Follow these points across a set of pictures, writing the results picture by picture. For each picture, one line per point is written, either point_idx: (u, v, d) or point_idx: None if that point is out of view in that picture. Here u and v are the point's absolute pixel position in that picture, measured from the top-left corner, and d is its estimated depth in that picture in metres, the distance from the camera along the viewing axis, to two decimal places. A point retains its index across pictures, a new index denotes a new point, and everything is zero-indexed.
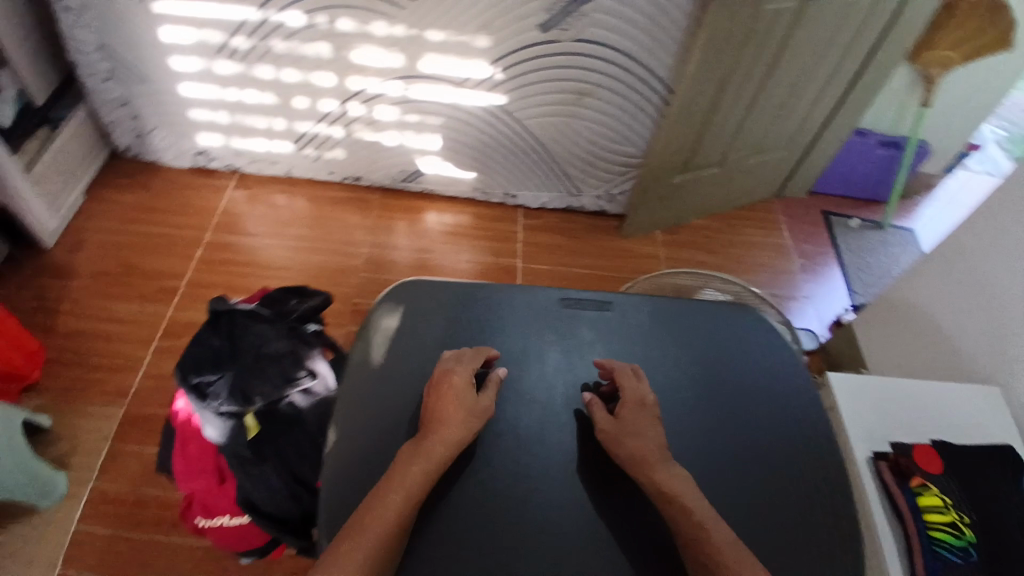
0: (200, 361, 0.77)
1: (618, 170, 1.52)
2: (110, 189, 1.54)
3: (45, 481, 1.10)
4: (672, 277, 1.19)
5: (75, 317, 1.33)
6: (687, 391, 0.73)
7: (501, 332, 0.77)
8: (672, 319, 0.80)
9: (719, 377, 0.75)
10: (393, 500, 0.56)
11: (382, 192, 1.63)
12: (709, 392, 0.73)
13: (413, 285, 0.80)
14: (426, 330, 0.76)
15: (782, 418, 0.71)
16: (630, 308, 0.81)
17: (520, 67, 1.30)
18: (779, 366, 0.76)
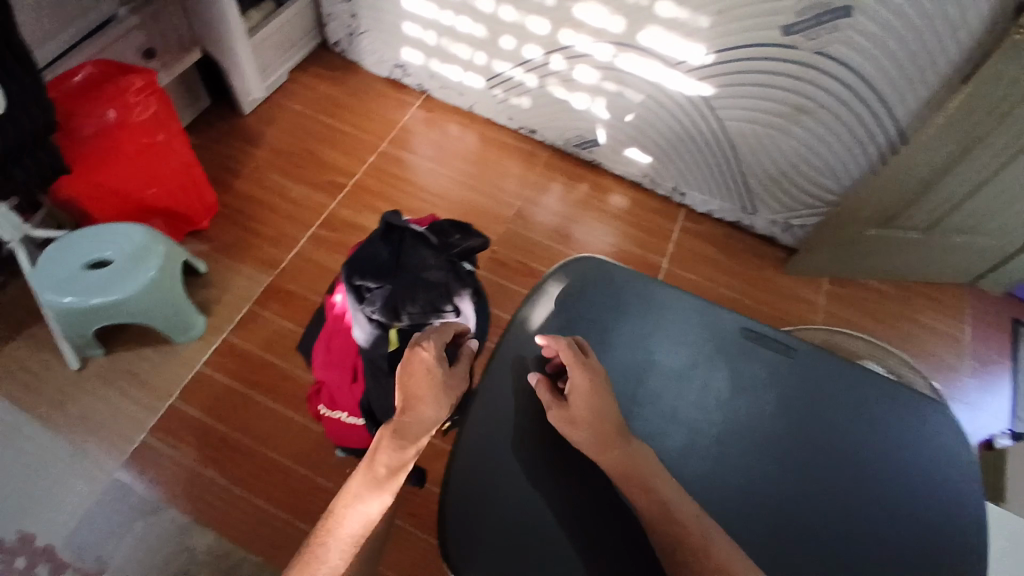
0: (367, 266, 0.82)
1: (804, 201, 1.40)
2: (312, 75, 1.63)
3: (187, 320, 1.22)
4: (830, 336, 1.08)
5: (252, 182, 1.44)
6: (843, 476, 0.67)
7: (668, 341, 0.73)
8: (859, 393, 0.70)
9: (883, 476, 0.67)
10: (382, 470, 0.61)
11: (551, 150, 1.61)
12: (866, 488, 0.66)
13: (593, 264, 0.76)
14: (596, 312, 0.74)
15: (934, 547, 0.64)
16: (816, 364, 0.72)
17: (746, 66, 1.21)
18: (960, 491, 0.66)
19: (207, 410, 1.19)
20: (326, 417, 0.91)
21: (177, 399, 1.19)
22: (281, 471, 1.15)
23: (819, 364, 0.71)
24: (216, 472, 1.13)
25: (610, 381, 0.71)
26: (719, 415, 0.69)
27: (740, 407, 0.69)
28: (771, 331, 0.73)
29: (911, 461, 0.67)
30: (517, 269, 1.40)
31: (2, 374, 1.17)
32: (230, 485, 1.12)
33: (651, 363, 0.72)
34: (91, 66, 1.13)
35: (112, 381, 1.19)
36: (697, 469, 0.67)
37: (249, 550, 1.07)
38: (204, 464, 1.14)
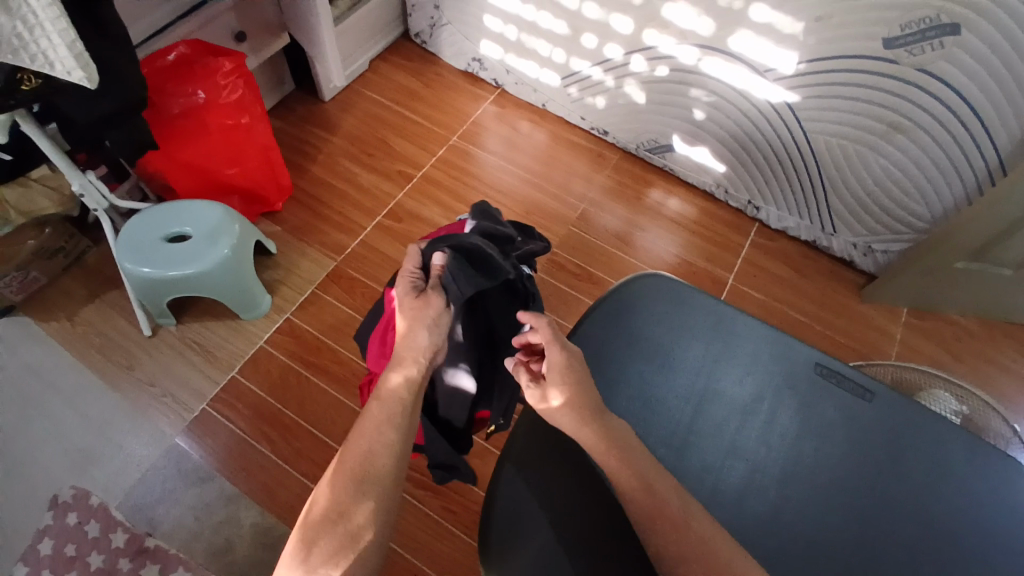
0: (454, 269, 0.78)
1: (890, 224, 1.31)
2: (390, 65, 1.65)
3: (255, 297, 1.26)
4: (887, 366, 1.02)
5: (325, 167, 1.47)
6: (917, 538, 0.61)
7: (731, 370, 0.69)
8: (943, 448, 0.64)
9: (964, 544, 0.60)
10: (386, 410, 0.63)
11: (622, 153, 1.57)
12: (943, 554, 0.60)
13: (659, 282, 0.73)
14: (658, 334, 0.71)
15: None
16: (896, 412, 0.66)
17: (836, 78, 1.14)
18: None
19: (265, 385, 1.23)
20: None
21: (238, 373, 1.24)
22: (330, 453, 1.17)
23: (901, 414, 0.66)
24: (267, 448, 1.17)
25: (669, 408, 0.68)
26: (782, 454, 0.65)
27: (806, 448, 0.65)
28: (849, 370, 0.68)
29: (999, 535, 0.61)
30: (576, 274, 1.38)
31: (84, 333, 1.26)
32: (280, 461, 1.16)
33: (718, 391, 0.69)
34: (183, 45, 1.18)
35: (181, 349, 1.25)
36: (755, 510, 0.63)
37: (293, 526, 1.11)
38: (258, 437, 1.18)
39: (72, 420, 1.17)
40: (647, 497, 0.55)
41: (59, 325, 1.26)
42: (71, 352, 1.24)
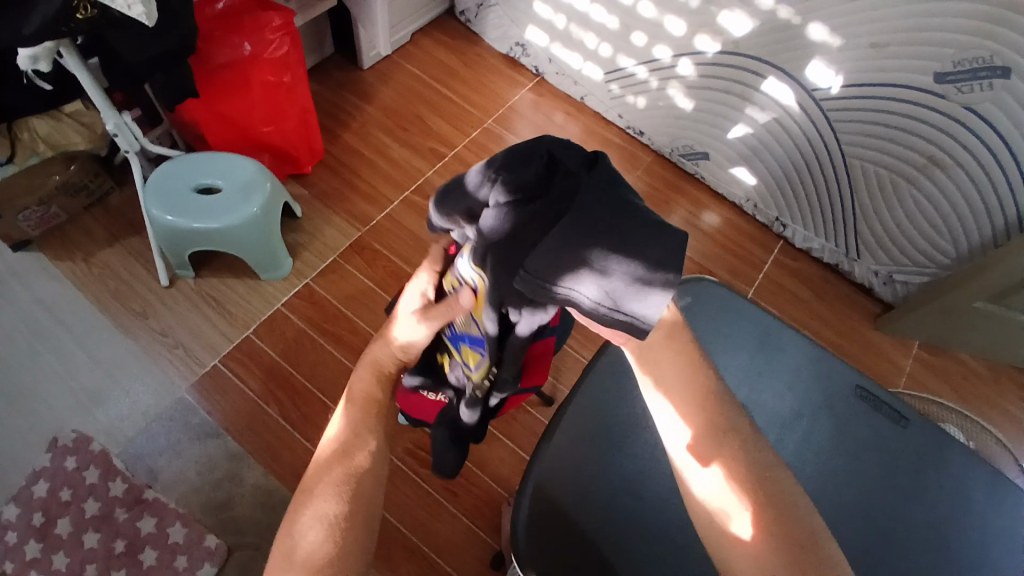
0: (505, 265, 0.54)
1: (913, 256, 1.32)
2: (432, 39, 1.63)
3: (278, 258, 1.25)
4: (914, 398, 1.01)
5: (356, 136, 1.45)
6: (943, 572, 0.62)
7: (771, 386, 0.70)
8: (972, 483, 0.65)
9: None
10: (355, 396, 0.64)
11: (654, 156, 1.57)
12: None
13: (706, 288, 0.73)
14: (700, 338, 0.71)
15: None
16: (928, 442, 0.67)
17: (883, 107, 1.15)
18: None
19: (278, 349, 1.22)
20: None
21: (252, 333, 1.23)
22: None
23: (933, 446, 0.67)
24: (275, 411, 1.17)
25: None
26: (815, 474, 0.66)
27: (839, 471, 0.66)
28: (887, 395, 0.69)
29: (1019, 573, 0.62)
30: None
31: (100, 276, 1.24)
32: (287, 426, 1.16)
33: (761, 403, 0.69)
34: None
35: (196, 301, 1.24)
36: None
37: (294, 491, 1.11)
38: (267, 399, 1.17)
39: (79, 361, 1.16)
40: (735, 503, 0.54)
41: (74, 265, 1.25)
42: (84, 294, 1.22)
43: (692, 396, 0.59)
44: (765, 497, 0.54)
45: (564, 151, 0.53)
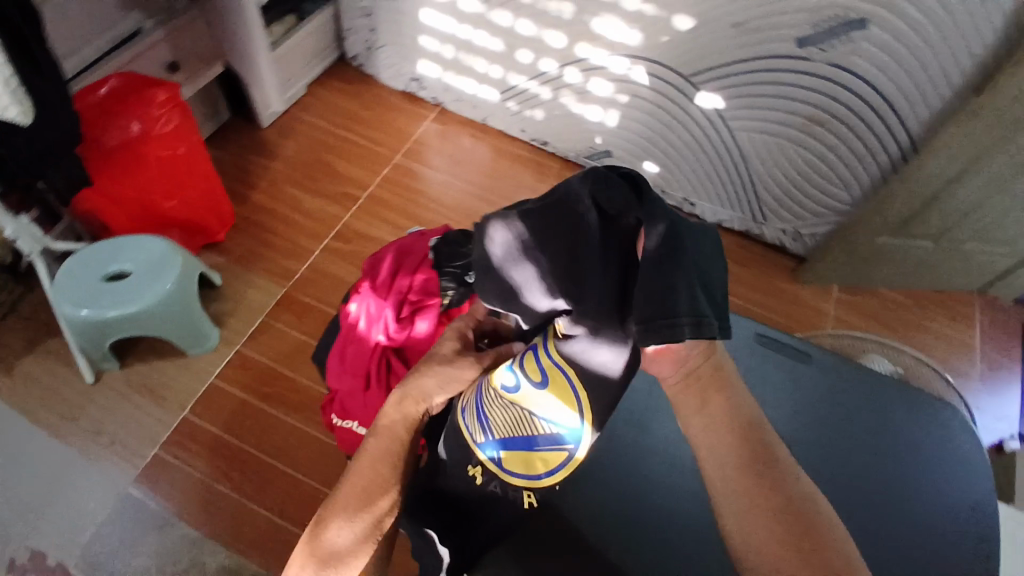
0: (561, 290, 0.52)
1: (814, 210, 1.41)
2: (328, 88, 1.65)
3: (203, 330, 1.23)
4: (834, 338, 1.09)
5: (267, 196, 1.45)
6: None
7: None
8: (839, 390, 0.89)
9: None
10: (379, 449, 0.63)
11: (563, 162, 1.62)
12: None
13: None
14: None
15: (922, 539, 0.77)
16: None
17: (756, 79, 1.24)
18: (930, 473, 0.82)
19: (221, 423, 1.19)
20: (337, 427, 0.86)
21: (191, 412, 1.19)
22: (296, 483, 1.14)
23: None
24: (228, 487, 1.13)
25: None
26: None
27: None
28: None
29: None
30: None
31: (18, 387, 1.18)
32: (242, 499, 1.12)
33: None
34: (115, 78, 1.13)
35: (129, 390, 1.20)
36: None
37: (262, 565, 1.07)
38: (217, 477, 1.14)
39: (9, 479, 1.10)
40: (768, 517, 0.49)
41: None
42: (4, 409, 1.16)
43: (727, 431, 0.52)
44: (802, 539, 0.48)
45: (606, 198, 0.49)
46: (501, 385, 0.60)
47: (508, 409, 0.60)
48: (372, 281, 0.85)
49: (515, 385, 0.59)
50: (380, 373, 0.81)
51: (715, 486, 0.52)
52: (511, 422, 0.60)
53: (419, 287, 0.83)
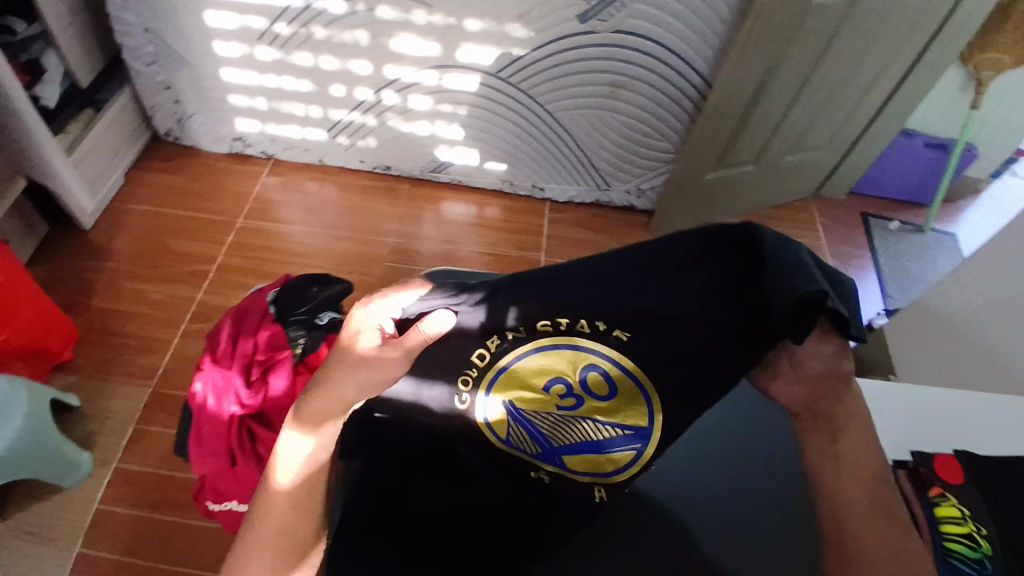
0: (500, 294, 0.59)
1: (648, 164, 1.51)
2: (149, 171, 1.57)
3: (71, 458, 1.13)
4: None
5: (109, 298, 1.36)
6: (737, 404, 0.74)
7: None
8: None
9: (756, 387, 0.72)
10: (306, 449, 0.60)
11: (410, 181, 1.63)
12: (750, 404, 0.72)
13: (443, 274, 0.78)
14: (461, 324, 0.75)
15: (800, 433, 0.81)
16: None
17: (556, 61, 1.31)
18: None
19: (115, 549, 1.10)
20: (218, 514, 0.81)
21: (78, 549, 1.10)
22: None
23: None
24: None
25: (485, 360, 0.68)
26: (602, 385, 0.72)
27: None
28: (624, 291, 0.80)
29: None
30: None
31: None
32: None
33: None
34: None
35: (5, 546, 1.08)
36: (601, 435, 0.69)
37: None
38: None
39: None
40: (865, 506, 0.58)
41: None
42: None
43: (864, 447, 0.60)
44: (883, 516, 0.57)
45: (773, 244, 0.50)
46: (556, 404, 0.63)
47: (566, 421, 0.64)
48: (214, 353, 0.81)
49: (578, 400, 0.62)
50: (244, 442, 0.77)
51: (833, 483, 0.59)
52: (576, 434, 0.64)
53: (264, 343, 0.81)
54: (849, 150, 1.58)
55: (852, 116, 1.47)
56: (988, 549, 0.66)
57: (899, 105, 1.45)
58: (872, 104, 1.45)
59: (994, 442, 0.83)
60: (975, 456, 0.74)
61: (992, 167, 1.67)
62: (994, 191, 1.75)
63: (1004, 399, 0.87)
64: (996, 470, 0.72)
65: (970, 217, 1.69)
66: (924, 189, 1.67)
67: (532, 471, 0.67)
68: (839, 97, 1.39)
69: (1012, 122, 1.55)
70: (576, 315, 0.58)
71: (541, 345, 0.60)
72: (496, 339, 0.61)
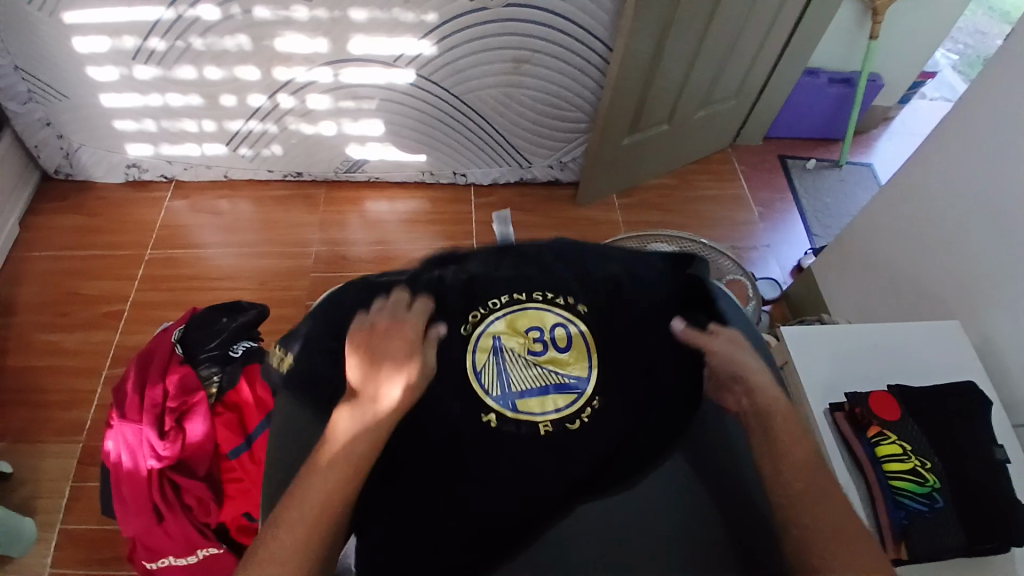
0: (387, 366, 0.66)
1: (564, 136, 1.50)
2: (44, 214, 1.47)
3: (15, 526, 1.02)
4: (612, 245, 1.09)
5: (20, 355, 1.26)
6: None
7: None
8: None
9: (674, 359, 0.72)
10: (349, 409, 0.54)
11: (327, 185, 1.57)
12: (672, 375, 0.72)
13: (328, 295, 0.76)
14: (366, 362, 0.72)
15: None
16: None
17: (453, 43, 1.27)
18: None
19: None
20: (158, 570, 0.79)
21: None
22: None
23: None
24: None
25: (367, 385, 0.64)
26: None
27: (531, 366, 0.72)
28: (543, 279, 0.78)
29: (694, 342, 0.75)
30: None
31: None
32: None
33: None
34: None
35: None
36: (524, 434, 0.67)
37: None
38: None
39: None
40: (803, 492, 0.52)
41: None
42: None
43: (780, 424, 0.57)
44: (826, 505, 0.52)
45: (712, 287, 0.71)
46: (526, 350, 0.62)
47: (533, 365, 0.61)
48: (121, 408, 0.77)
49: (545, 348, 0.62)
50: (169, 498, 0.75)
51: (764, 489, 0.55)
52: (532, 380, 0.60)
53: (174, 388, 0.77)
54: (758, 96, 1.60)
55: (755, 63, 1.49)
56: (934, 483, 0.71)
57: (798, 45, 1.47)
58: (771, 48, 1.46)
59: (915, 371, 0.86)
60: (905, 389, 0.79)
61: (897, 95, 1.72)
62: (903, 117, 1.81)
63: (920, 327, 0.92)
64: (926, 398, 0.78)
65: (883, 145, 1.74)
66: (836, 125, 1.71)
67: (482, 414, 0.58)
68: (739, 45, 1.40)
69: (908, 49, 1.59)
70: (559, 290, 0.65)
71: (523, 307, 0.63)
72: (476, 310, 0.62)
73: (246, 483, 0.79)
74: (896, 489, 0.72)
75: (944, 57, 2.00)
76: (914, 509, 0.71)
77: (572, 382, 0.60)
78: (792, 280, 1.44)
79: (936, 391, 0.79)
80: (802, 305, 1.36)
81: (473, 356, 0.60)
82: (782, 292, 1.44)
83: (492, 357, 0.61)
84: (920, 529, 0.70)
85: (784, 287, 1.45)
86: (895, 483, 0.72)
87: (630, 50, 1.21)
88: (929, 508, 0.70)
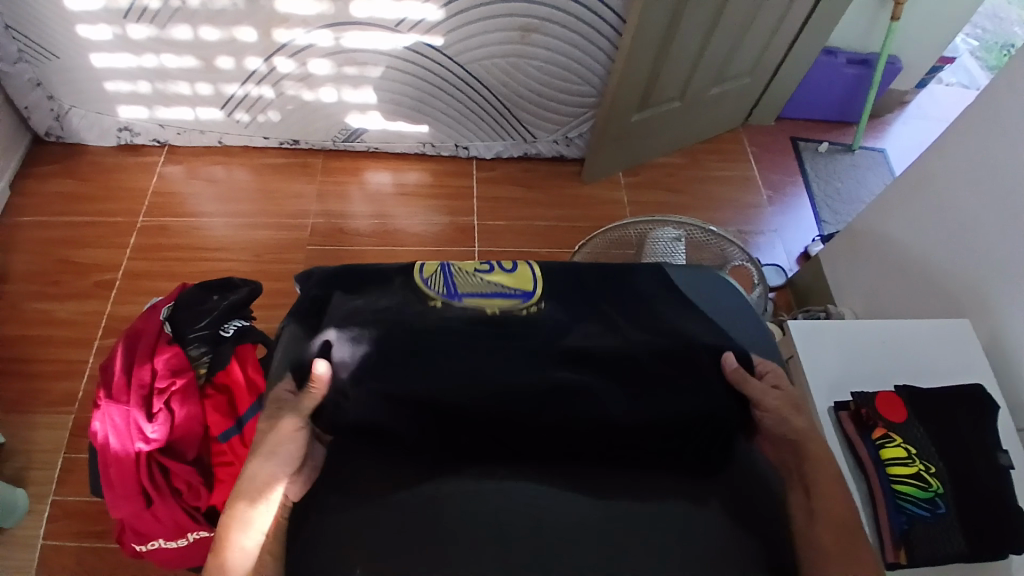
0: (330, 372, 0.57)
1: (570, 111, 1.45)
2: (34, 178, 1.43)
3: (9, 500, 1.01)
4: (616, 228, 1.05)
5: (12, 323, 1.24)
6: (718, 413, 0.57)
7: None
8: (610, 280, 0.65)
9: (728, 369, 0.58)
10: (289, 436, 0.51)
11: (325, 154, 1.53)
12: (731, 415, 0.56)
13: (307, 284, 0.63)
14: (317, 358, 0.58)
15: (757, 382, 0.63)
16: None
17: (459, 7, 1.21)
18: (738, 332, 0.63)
19: None
20: (149, 551, 0.81)
21: None
22: None
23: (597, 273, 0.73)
24: None
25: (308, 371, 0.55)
26: None
27: None
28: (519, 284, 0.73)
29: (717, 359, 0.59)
30: None
31: None
32: None
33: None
34: None
35: None
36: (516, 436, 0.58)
37: None
38: None
39: None
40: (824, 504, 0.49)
41: None
42: None
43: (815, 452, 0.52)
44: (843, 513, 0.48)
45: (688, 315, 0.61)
46: (475, 269, 0.63)
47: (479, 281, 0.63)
48: (109, 388, 0.76)
49: (493, 268, 0.63)
50: (157, 481, 0.75)
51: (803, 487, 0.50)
52: (479, 290, 0.61)
53: (163, 369, 0.76)
54: (773, 75, 1.55)
55: (772, 39, 1.43)
56: (937, 487, 0.70)
57: (819, 23, 1.41)
58: (790, 25, 1.41)
59: (921, 372, 0.84)
60: (913, 391, 0.77)
61: (916, 78, 1.66)
62: (921, 101, 1.75)
63: (925, 324, 0.89)
64: (934, 401, 0.76)
65: (898, 130, 1.69)
66: (851, 107, 1.65)
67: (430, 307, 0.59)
68: (757, 20, 1.34)
69: (931, 32, 1.53)
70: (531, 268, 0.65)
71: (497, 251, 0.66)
72: None
73: (237, 467, 0.77)
74: (899, 493, 0.70)
75: (966, 41, 1.93)
76: (916, 514, 0.69)
77: (515, 294, 0.61)
78: (798, 267, 1.41)
79: (943, 391, 0.78)
80: (807, 294, 1.33)
81: (425, 265, 0.63)
82: (787, 279, 1.41)
83: (441, 272, 0.63)
84: (921, 535, 0.68)
85: (790, 273, 1.42)
86: (899, 487, 0.70)
87: (644, 24, 1.16)
88: (930, 513, 0.69)
